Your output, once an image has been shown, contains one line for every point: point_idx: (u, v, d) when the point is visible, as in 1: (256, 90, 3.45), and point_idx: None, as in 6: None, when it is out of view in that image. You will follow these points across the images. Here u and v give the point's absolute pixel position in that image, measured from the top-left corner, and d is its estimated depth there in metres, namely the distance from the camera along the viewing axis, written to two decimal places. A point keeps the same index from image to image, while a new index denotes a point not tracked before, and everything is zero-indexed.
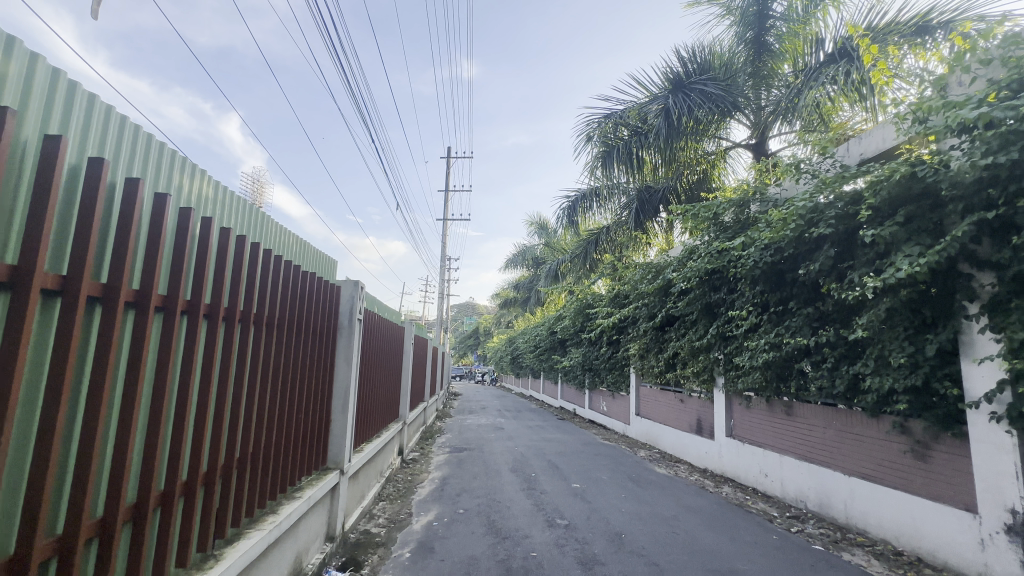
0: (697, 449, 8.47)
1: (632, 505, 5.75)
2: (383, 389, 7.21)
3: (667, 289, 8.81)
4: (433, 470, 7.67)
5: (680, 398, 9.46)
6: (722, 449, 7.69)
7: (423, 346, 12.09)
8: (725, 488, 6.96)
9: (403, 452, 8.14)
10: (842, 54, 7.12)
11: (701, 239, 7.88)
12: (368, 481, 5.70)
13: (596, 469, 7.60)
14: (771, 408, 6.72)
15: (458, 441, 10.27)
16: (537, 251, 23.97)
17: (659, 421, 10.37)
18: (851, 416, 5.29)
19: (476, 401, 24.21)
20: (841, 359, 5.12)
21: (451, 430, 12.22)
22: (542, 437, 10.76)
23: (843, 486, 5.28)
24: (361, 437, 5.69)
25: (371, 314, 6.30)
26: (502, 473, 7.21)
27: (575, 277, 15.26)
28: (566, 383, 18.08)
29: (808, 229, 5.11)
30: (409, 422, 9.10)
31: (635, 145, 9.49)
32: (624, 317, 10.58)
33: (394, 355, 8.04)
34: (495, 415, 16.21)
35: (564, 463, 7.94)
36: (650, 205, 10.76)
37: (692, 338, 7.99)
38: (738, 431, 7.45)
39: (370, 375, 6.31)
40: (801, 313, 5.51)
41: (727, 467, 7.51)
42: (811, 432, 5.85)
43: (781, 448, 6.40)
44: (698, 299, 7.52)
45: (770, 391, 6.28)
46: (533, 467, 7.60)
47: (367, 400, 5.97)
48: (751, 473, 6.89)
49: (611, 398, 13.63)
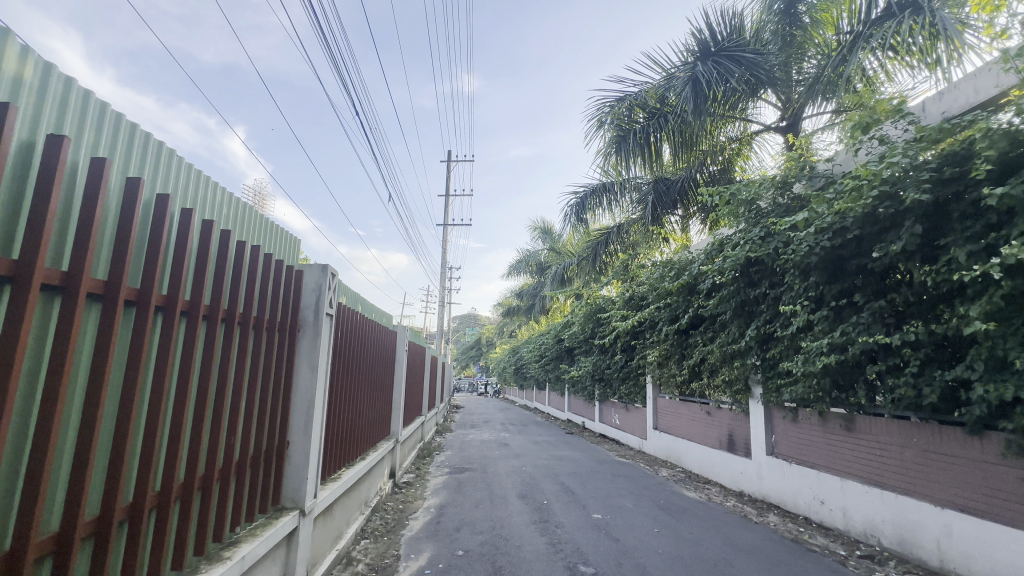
0: (730, 469, 7.43)
1: (669, 543, 4.77)
2: (370, 402, 6.21)
3: (693, 287, 7.87)
4: (429, 496, 6.67)
5: (706, 410, 8.44)
6: (763, 470, 6.67)
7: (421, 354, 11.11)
8: (771, 517, 5.92)
9: (395, 475, 7.12)
10: (902, 9, 6.11)
11: (732, 229, 6.95)
12: (346, 515, 4.72)
13: (618, 494, 6.59)
14: (824, 422, 5.72)
15: (459, 460, 9.26)
16: (542, 256, 23.07)
17: (681, 436, 9.34)
18: (939, 432, 4.34)
19: (479, 414, 23.12)
20: (926, 363, 4.19)
21: (452, 447, 11.20)
22: (552, 455, 9.74)
23: (933, 520, 4.27)
24: (337, 463, 4.71)
25: (352, 314, 5.33)
26: (510, 500, 6.21)
27: (584, 280, 14.30)
28: (574, 394, 17.05)
29: (888, 202, 4.20)
30: (402, 440, 8.09)
31: (653, 130, 8.62)
32: (643, 321, 9.59)
33: (384, 364, 7.06)
34: (500, 429, 15.16)
35: (580, 487, 6.93)
36: (669, 196, 9.73)
37: (726, 343, 6.99)
38: (782, 450, 6.45)
39: (352, 388, 5.32)
40: (871, 308, 4.55)
41: (770, 492, 6.48)
42: (882, 451, 4.87)
43: (840, 471, 5.40)
44: (732, 296, 6.57)
45: (826, 402, 5.30)
46: (546, 492, 6.58)
47: (345, 416, 4.98)
48: (802, 499, 5.87)
49: (625, 410, 12.59)
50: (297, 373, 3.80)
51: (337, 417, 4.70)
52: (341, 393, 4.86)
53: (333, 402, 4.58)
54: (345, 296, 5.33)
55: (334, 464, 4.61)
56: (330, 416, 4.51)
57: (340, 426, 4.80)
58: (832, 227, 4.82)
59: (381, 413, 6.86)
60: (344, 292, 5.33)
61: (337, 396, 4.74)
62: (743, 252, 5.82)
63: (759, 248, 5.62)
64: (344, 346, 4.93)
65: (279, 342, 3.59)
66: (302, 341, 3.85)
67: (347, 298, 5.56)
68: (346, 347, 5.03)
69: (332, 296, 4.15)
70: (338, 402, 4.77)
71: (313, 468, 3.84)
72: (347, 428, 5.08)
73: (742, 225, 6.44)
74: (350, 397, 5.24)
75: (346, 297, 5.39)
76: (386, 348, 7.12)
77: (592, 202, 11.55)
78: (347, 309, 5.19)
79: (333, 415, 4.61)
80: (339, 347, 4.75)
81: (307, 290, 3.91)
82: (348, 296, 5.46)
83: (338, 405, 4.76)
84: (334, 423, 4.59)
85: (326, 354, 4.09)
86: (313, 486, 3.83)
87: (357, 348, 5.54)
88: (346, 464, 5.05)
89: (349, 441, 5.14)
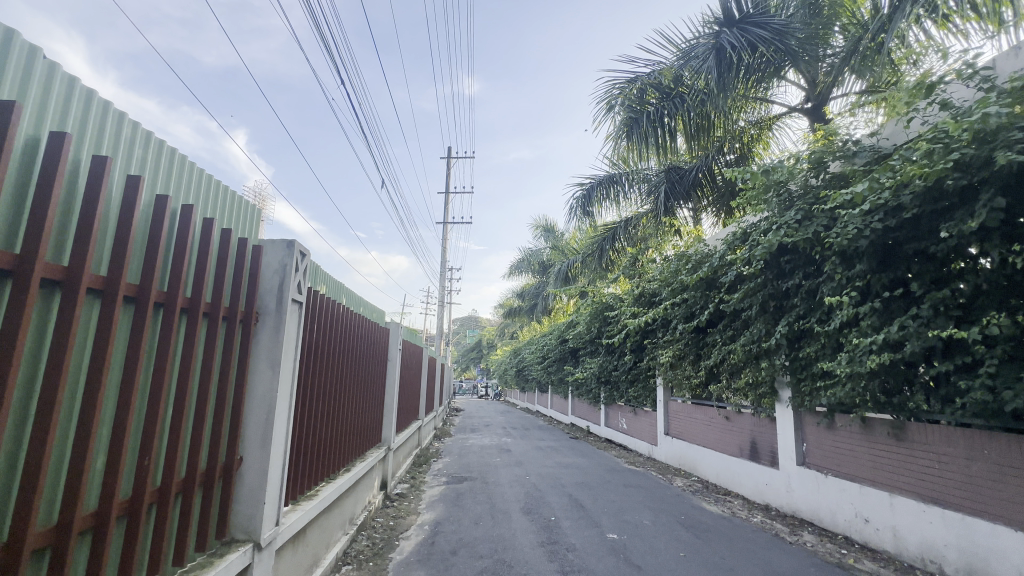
0: (754, 480, 6.79)
1: (699, 571, 4.14)
2: (355, 406, 5.60)
3: (713, 281, 7.25)
4: (424, 511, 6.04)
5: (725, 414, 7.80)
6: (793, 482, 6.03)
7: (418, 354, 10.49)
8: (806, 536, 5.28)
9: (387, 486, 6.50)
10: None
11: (757, 217, 6.34)
12: (325, 537, 4.14)
13: (633, 509, 5.97)
14: (867, 429, 5.09)
15: (458, 468, 8.64)
16: (544, 255, 22.48)
17: (696, 442, 8.71)
18: (1017, 445, 3.72)
19: (480, 417, 22.49)
20: (1004, 362, 3.58)
21: (451, 453, 10.58)
22: (557, 462, 9.10)
23: (1017, 548, 3.61)
24: (311, 477, 4.09)
25: (333, 304, 4.71)
26: (513, 516, 5.58)
27: (588, 278, 13.70)
28: (578, 397, 16.43)
29: (963, 173, 3.61)
30: (397, 447, 7.48)
31: (666, 112, 8.01)
32: (654, 319, 8.96)
33: (374, 363, 6.45)
34: (501, 433, 14.54)
35: (591, 501, 6.29)
36: (682, 186, 9.21)
37: (750, 341, 6.36)
38: (814, 460, 5.82)
39: (332, 389, 4.73)
40: (932, 298, 3.94)
41: (802, 507, 5.84)
42: (940, 464, 4.27)
43: (887, 485, 4.78)
44: (760, 289, 5.95)
45: (871, 407, 4.70)
46: (553, 506, 5.96)
47: (321, 421, 4.38)
48: (841, 515, 5.24)
49: (633, 414, 11.97)
50: (255, 372, 3.22)
51: (308, 422, 4.08)
52: (315, 395, 4.28)
53: (303, 406, 3.98)
54: (324, 285, 4.70)
55: (307, 478, 4.02)
56: (300, 422, 3.90)
57: (314, 432, 4.19)
58: (883, 206, 4.21)
59: (370, 418, 6.23)
60: (323, 279, 4.70)
61: (310, 398, 4.13)
62: (774, 238, 5.19)
63: (794, 232, 5.00)
64: (319, 340, 4.33)
65: (230, 335, 3.06)
66: (260, 334, 3.28)
67: (327, 285, 4.93)
68: (324, 342, 4.44)
69: (301, 280, 3.54)
70: (311, 405, 4.17)
71: (275, 487, 3.28)
72: (324, 436, 4.49)
73: (770, 209, 5.81)
74: (328, 400, 4.65)
75: (325, 286, 4.76)
76: (376, 345, 6.47)
77: (599, 193, 10.96)
78: (326, 298, 4.56)
79: (303, 419, 3.98)
80: (313, 341, 4.15)
81: (269, 273, 3.31)
82: (329, 284, 4.84)
83: (311, 410, 4.17)
84: (305, 428, 4.00)
85: (292, 350, 3.50)
86: (277, 510, 3.27)
87: (339, 344, 4.94)
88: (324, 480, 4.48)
89: (327, 449, 4.56)
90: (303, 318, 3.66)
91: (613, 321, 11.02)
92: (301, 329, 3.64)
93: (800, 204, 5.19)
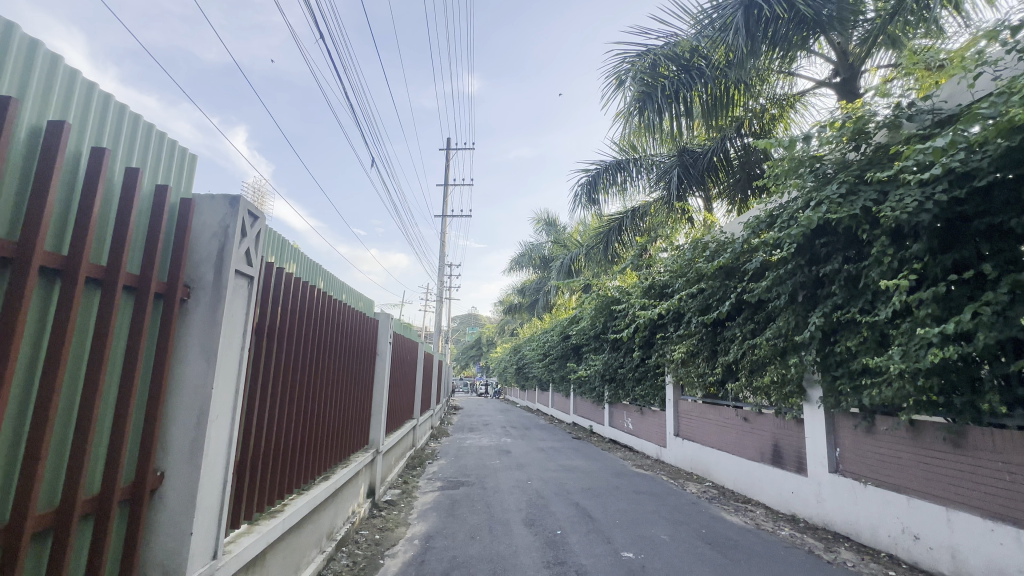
0: (778, 488, 6.20)
1: None
2: (336, 404, 5.04)
3: (733, 270, 6.66)
4: (415, 521, 5.45)
5: (743, 415, 7.23)
6: (824, 491, 5.44)
7: (412, 349, 9.92)
8: (844, 552, 4.69)
9: (375, 493, 5.92)
10: None
11: (785, 198, 5.75)
12: (292, 558, 3.58)
13: (647, 520, 5.38)
14: (917, 435, 4.50)
15: (454, 471, 8.04)
16: (546, 250, 21.91)
17: (710, 445, 8.14)
18: None
19: (478, 416, 21.94)
20: None
21: (448, 454, 10.00)
22: (560, 465, 8.51)
23: None
24: (269, 488, 3.52)
25: (306, 287, 4.12)
26: (515, 529, 4.99)
27: (593, 271, 13.13)
28: (581, 395, 15.89)
29: None
30: (388, 449, 6.89)
31: (683, 87, 7.40)
32: (666, 312, 8.35)
33: (361, 357, 5.89)
34: (501, 433, 13.99)
35: (600, 511, 5.70)
36: (695, 170, 8.75)
37: (776, 334, 5.77)
38: (849, 466, 5.22)
39: (304, 385, 4.16)
40: (1013, 280, 3.40)
41: (835, 519, 5.24)
42: (1014, 478, 3.69)
43: (944, 498, 4.19)
44: (790, 276, 5.36)
45: (919, 408, 4.15)
46: (558, 517, 5.38)
47: (286, 422, 3.82)
48: (885, 530, 4.65)
49: (640, 414, 11.38)
50: (182, 360, 2.66)
51: (265, 425, 3.49)
52: (279, 393, 3.71)
53: (259, 406, 3.40)
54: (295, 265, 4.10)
55: (264, 492, 3.46)
56: (254, 422, 3.33)
57: (274, 437, 3.62)
58: (951, 173, 3.76)
59: (356, 417, 5.65)
60: (295, 257, 4.09)
61: (271, 394, 3.58)
62: (813, 215, 4.59)
63: (837, 208, 4.40)
64: (286, 329, 3.74)
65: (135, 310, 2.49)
66: (189, 319, 2.70)
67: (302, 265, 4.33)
68: (292, 332, 3.85)
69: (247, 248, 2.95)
70: (272, 404, 3.60)
71: (209, 508, 2.71)
72: (291, 440, 3.92)
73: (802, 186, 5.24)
74: (298, 398, 4.08)
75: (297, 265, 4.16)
76: (360, 337, 5.86)
77: (607, 178, 10.46)
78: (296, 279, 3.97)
79: (257, 421, 3.39)
80: (278, 330, 3.57)
81: (201, 241, 2.73)
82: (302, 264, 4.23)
83: (271, 411, 3.60)
84: (260, 432, 3.43)
85: (236, 338, 2.92)
86: (211, 539, 2.71)
87: (313, 334, 4.35)
88: (291, 491, 3.92)
89: (297, 454, 4.00)
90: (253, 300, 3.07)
91: (620, 314, 10.39)
92: (249, 314, 3.06)
93: (844, 176, 4.58)
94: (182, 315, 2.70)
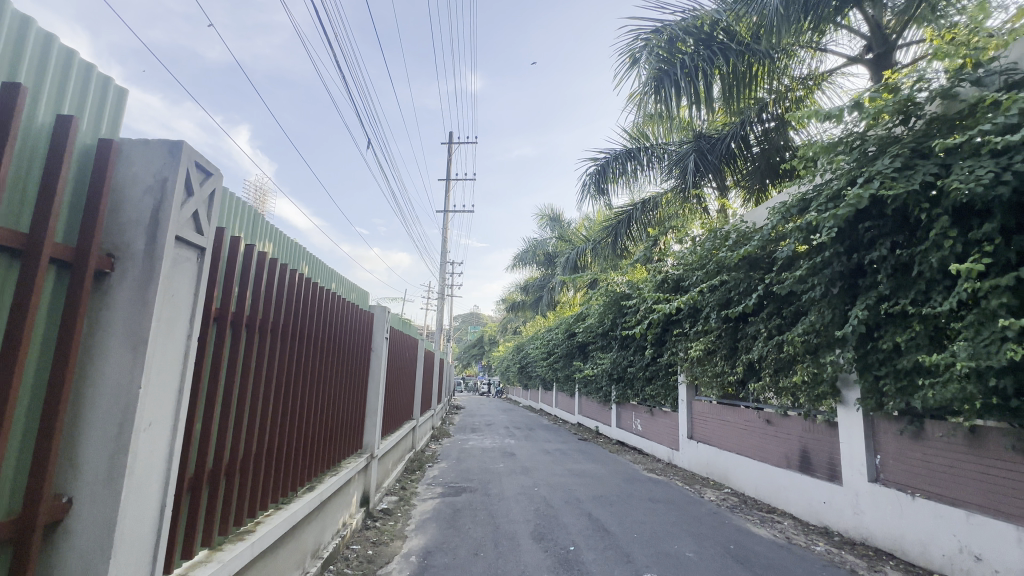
0: (807, 497, 5.72)
1: None
2: (324, 405, 4.63)
3: (757, 260, 6.20)
4: (413, 533, 4.97)
5: (766, 417, 6.75)
6: (862, 502, 4.94)
7: (411, 346, 9.47)
8: (890, 572, 4.21)
9: (370, 501, 5.46)
10: None
11: (818, 179, 5.29)
12: None
13: (669, 534, 4.90)
14: (979, 442, 4.02)
15: (456, 476, 7.57)
16: (550, 246, 21.42)
17: (728, 449, 7.65)
18: None
19: (481, 416, 21.49)
20: None
21: (450, 456, 9.53)
22: (569, 470, 8.03)
23: None
24: (235, 500, 3.08)
25: (284, 269, 3.66)
26: (523, 544, 4.52)
27: (601, 266, 12.67)
28: (587, 395, 15.41)
29: None
30: (385, 453, 6.43)
31: (701, 64, 6.91)
32: (681, 307, 7.86)
33: (353, 354, 5.46)
34: (504, 434, 13.52)
35: (615, 522, 5.22)
36: (712, 156, 8.27)
37: (807, 329, 5.28)
38: (893, 476, 4.74)
39: (282, 383, 3.71)
40: None
41: (876, 534, 4.75)
42: None
43: (1014, 515, 3.71)
44: (826, 265, 4.89)
45: (976, 411, 3.75)
46: (570, 530, 4.90)
47: (257, 426, 3.36)
48: (937, 548, 4.16)
49: (650, 415, 10.90)
50: (100, 349, 2.15)
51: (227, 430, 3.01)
52: (249, 393, 3.24)
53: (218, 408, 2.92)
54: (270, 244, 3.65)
55: (227, 506, 3.00)
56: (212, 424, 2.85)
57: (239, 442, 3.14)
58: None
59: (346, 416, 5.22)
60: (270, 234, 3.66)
61: (240, 392, 3.15)
62: (864, 191, 4.17)
63: (893, 182, 4.01)
64: (258, 318, 3.27)
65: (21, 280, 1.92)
66: (110, 299, 2.17)
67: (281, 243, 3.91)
68: (266, 321, 3.38)
69: (194, 209, 2.43)
70: (239, 405, 3.14)
71: (136, 537, 2.22)
72: (264, 445, 3.48)
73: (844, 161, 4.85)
74: (275, 399, 3.64)
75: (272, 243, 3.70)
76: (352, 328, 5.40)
77: (616, 168, 10.09)
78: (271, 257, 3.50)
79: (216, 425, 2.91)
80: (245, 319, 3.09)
81: (138, 196, 2.22)
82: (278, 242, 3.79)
83: (235, 413, 3.13)
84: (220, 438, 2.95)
85: (179, 323, 2.42)
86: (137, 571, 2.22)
87: (294, 325, 3.89)
88: (263, 504, 3.47)
89: (272, 461, 3.56)
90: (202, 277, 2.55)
91: (631, 310, 9.91)
92: (199, 294, 2.53)
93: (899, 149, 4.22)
94: (102, 293, 2.18)
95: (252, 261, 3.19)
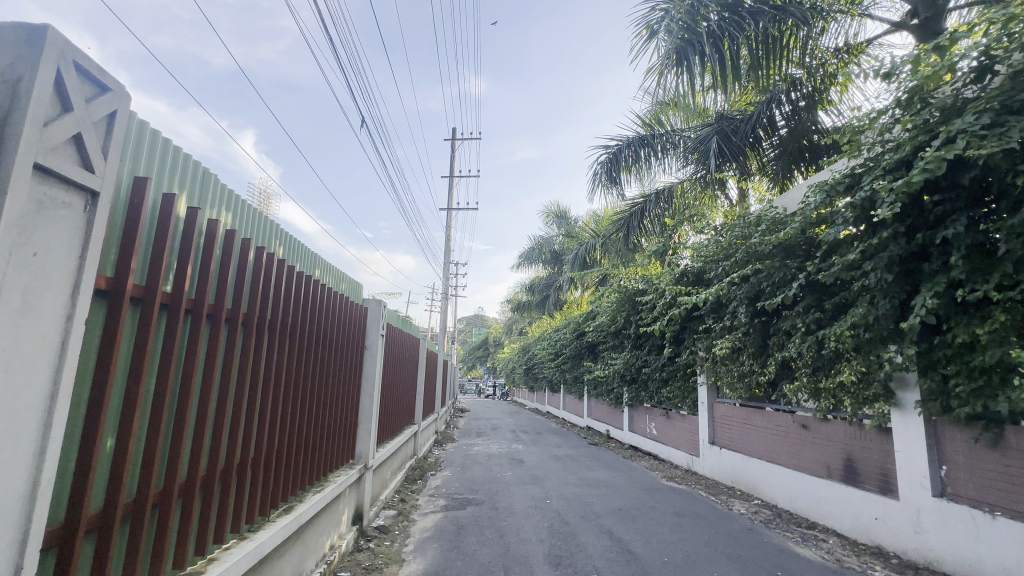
0: (854, 512, 5.10)
1: None
2: (310, 407, 4.25)
3: (791, 248, 5.64)
4: (412, 555, 4.40)
5: (801, 422, 6.17)
6: (924, 520, 4.33)
7: (412, 345, 8.95)
8: None
9: (363, 519, 4.88)
10: None
11: (868, 151, 4.73)
12: None
13: (703, 557, 4.31)
14: None
15: (461, 486, 6.99)
16: (557, 244, 20.83)
17: (756, 456, 7.05)
18: None
19: (486, 419, 20.94)
20: None
21: (454, 463, 8.98)
22: (582, 478, 7.44)
23: None
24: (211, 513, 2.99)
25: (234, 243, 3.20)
26: (538, 569, 3.94)
27: (612, 261, 12.14)
28: (596, 398, 14.83)
29: None
30: (382, 462, 5.86)
31: (726, 33, 6.31)
32: (703, 302, 7.23)
33: (345, 351, 5.02)
34: (511, 438, 12.96)
35: (640, 542, 4.63)
36: (737, 138, 7.76)
37: (855, 323, 4.66)
38: (962, 490, 4.12)
39: (242, 380, 3.28)
40: None
41: (943, 558, 4.14)
42: None
43: None
44: (879, 249, 4.29)
45: None
46: (591, 553, 4.31)
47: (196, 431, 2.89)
48: None
49: (666, 419, 10.28)
50: None
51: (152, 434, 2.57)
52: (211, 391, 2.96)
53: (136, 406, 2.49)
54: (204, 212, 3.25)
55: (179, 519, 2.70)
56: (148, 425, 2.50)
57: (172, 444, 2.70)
58: None
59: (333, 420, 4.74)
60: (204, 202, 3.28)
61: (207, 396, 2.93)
62: (945, 153, 3.57)
63: (982, 142, 3.46)
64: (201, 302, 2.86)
65: None
66: None
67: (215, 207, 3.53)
68: (213, 307, 2.93)
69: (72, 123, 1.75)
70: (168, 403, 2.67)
71: None
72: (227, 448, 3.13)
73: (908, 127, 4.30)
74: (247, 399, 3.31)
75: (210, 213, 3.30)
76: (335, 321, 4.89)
77: (629, 156, 9.59)
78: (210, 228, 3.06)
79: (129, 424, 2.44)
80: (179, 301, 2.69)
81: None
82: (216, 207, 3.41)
83: (168, 413, 2.69)
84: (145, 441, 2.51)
85: (54, 292, 1.73)
86: None
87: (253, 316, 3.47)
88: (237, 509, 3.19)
89: (227, 471, 3.09)
90: (92, 230, 1.87)
91: (647, 307, 9.29)
92: (86, 253, 1.86)
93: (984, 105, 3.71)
94: None
95: (191, 228, 2.78)
